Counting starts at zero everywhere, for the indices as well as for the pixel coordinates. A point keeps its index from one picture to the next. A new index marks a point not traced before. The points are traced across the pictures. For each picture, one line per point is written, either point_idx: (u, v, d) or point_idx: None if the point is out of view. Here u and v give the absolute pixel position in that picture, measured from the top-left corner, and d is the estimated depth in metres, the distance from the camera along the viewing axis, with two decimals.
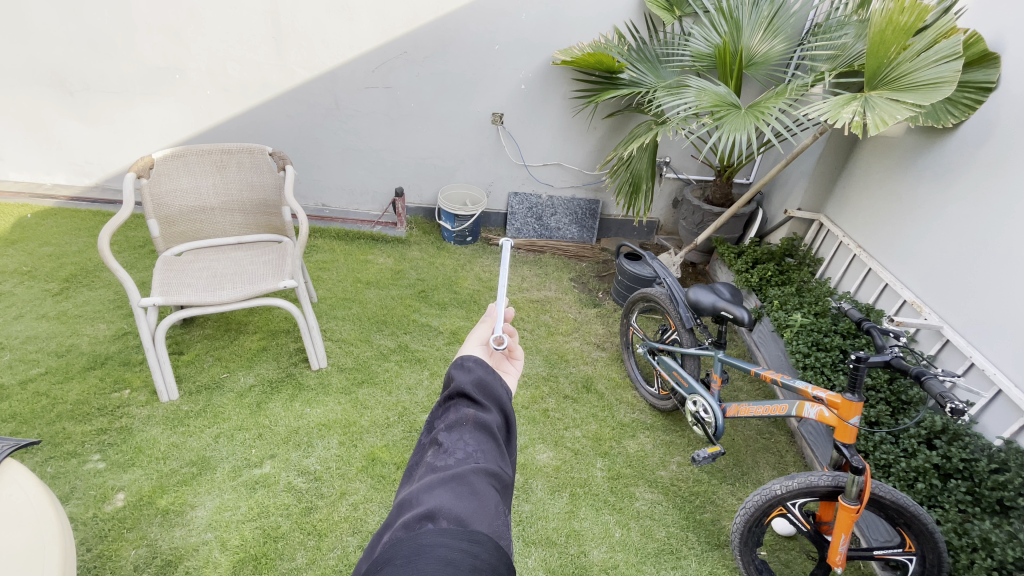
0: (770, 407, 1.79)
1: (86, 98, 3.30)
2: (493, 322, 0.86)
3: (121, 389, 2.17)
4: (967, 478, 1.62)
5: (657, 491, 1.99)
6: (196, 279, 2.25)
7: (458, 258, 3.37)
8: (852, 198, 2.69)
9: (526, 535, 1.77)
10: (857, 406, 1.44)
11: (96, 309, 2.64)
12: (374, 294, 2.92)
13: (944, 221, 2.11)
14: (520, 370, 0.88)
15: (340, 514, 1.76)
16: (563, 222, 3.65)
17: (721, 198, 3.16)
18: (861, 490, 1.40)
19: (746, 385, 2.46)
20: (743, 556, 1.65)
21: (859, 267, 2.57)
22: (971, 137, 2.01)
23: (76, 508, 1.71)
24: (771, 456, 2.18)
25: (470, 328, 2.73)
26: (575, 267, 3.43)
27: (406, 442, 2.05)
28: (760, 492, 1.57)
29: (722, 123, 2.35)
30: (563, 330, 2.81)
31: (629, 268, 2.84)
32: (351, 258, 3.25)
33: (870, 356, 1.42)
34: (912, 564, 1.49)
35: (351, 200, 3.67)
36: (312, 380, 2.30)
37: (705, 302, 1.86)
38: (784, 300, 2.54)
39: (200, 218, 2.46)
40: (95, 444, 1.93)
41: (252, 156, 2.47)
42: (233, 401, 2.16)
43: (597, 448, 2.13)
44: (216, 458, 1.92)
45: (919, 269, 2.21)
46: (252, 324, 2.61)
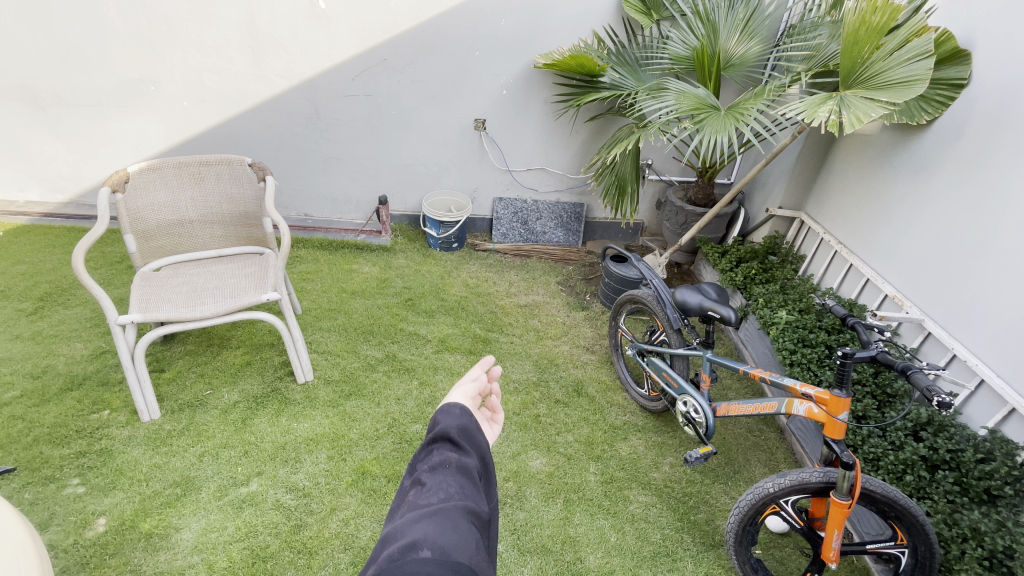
0: (760, 406, 1.78)
1: (58, 112, 3.22)
2: (486, 379, 0.87)
3: (100, 410, 2.11)
4: (954, 469, 1.65)
5: (651, 494, 1.98)
6: (176, 294, 2.19)
7: (444, 265, 3.35)
8: (832, 196, 2.74)
9: (521, 544, 1.75)
10: (845, 401, 1.45)
11: (72, 328, 2.56)
12: (361, 304, 2.88)
13: (921, 218, 2.15)
14: (498, 430, 0.88)
15: (331, 530, 1.72)
16: (548, 226, 3.65)
17: (704, 198, 3.19)
18: (852, 484, 1.40)
19: (735, 383, 2.48)
20: (739, 556, 1.64)
21: (840, 262, 2.61)
22: (945, 134, 2.06)
23: (56, 535, 1.64)
24: (762, 453, 2.20)
25: (458, 336, 2.71)
26: (562, 271, 3.43)
27: (396, 453, 2.02)
28: (753, 491, 1.57)
29: (702, 124, 2.36)
30: (552, 334, 2.80)
31: (616, 270, 2.85)
32: (336, 267, 3.21)
33: (855, 352, 1.42)
34: (904, 557, 1.49)
35: (334, 209, 3.63)
36: (299, 394, 2.25)
37: (691, 303, 1.85)
38: (769, 297, 2.58)
39: (180, 232, 2.41)
40: (74, 468, 1.86)
41: (231, 167, 2.43)
42: (217, 419, 2.10)
43: (590, 452, 2.13)
44: (200, 477, 1.86)
45: (899, 264, 2.26)
46: (235, 338, 2.57)
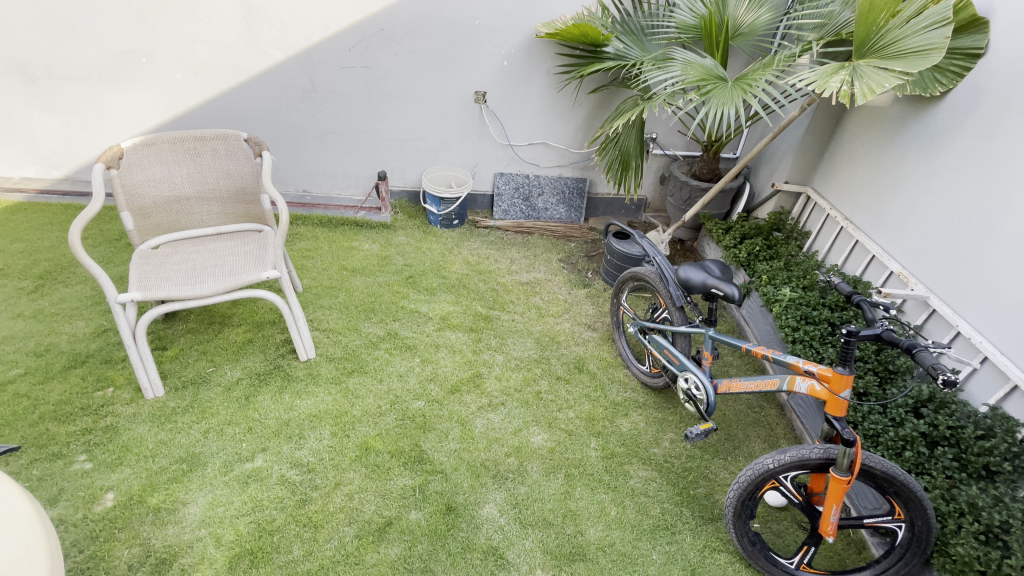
0: (762, 383, 1.78)
1: (50, 87, 3.15)
2: None
3: (104, 387, 2.12)
4: (954, 445, 1.66)
5: (651, 469, 2.00)
6: (175, 272, 2.17)
7: (445, 242, 3.32)
8: (839, 171, 2.69)
9: (523, 517, 1.78)
10: (848, 379, 1.44)
11: (73, 307, 2.56)
12: (361, 282, 2.86)
13: (931, 193, 2.11)
14: None
15: (335, 505, 1.75)
16: (550, 202, 3.60)
17: (708, 173, 3.14)
18: (852, 461, 1.41)
19: (736, 360, 2.49)
20: (737, 529, 1.66)
21: (846, 238, 2.57)
22: (958, 107, 2.00)
23: (65, 510, 1.66)
24: (762, 429, 2.21)
25: (460, 314, 2.70)
26: (563, 248, 3.40)
27: (399, 430, 2.04)
28: (753, 467, 1.58)
29: (708, 96, 2.30)
30: (553, 312, 2.79)
31: (618, 247, 2.82)
32: (336, 245, 3.19)
33: (860, 330, 1.40)
34: (902, 531, 1.50)
35: (332, 185, 3.57)
36: (301, 372, 2.26)
37: (694, 280, 1.83)
38: (772, 274, 2.56)
39: (177, 209, 2.38)
40: (81, 444, 1.88)
41: (226, 143, 2.38)
42: (220, 396, 2.12)
43: (591, 428, 2.14)
44: (206, 454, 1.88)
45: (905, 240, 2.23)
46: (237, 316, 2.57)
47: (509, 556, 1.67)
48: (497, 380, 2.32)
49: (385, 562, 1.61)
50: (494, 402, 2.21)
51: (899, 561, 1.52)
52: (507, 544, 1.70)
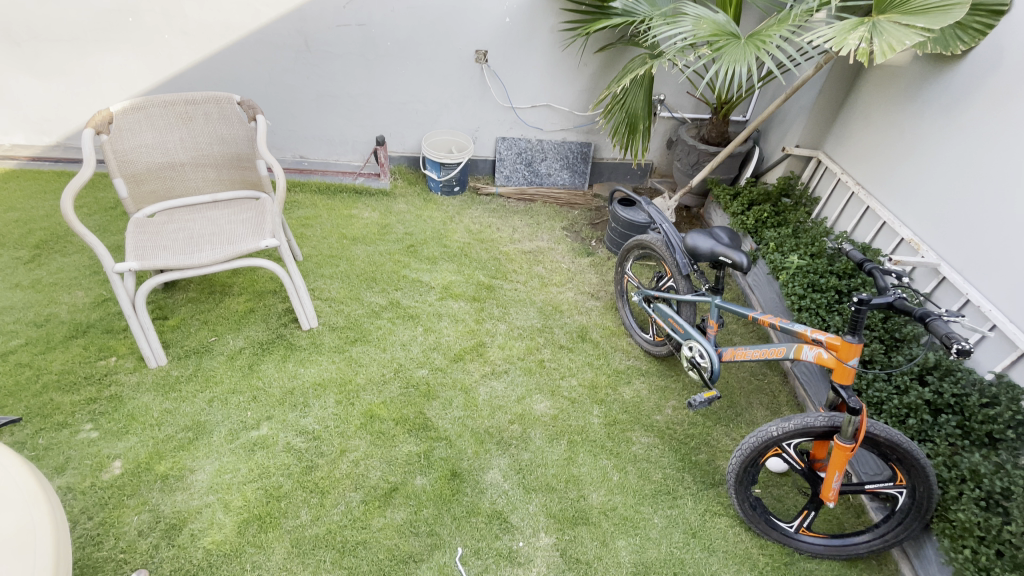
0: (768, 351, 1.77)
1: (35, 48, 3.03)
2: None
3: (107, 357, 2.12)
4: (957, 412, 1.67)
5: (653, 435, 2.02)
6: (172, 240, 2.13)
7: (446, 210, 3.26)
8: (852, 134, 2.60)
9: (527, 483, 1.80)
10: (857, 347, 1.43)
11: (71, 276, 2.53)
12: (362, 251, 2.82)
13: (947, 157, 2.04)
14: None
15: (341, 471, 1.77)
16: (553, 167, 3.52)
17: (717, 137, 3.05)
18: (856, 429, 1.41)
19: (740, 328, 2.47)
20: (738, 495, 1.67)
21: (856, 205, 2.52)
22: (980, 66, 1.91)
23: (73, 478, 1.68)
24: (764, 396, 2.22)
25: (462, 284, 2.67)
26: (567, 215, 3.34)
27: (403, 398, 2.04)
28: (757, 434, 1.58)
29: (720, 54, 2.20)
30: (556, 281, 2.76)
31: (623, 214, 2.77)
32: (335, 212, 3.13)
33: (872, 298, 1.37)
34: (902, 497, 1.51)
35: (330, 151, 3.48)
36: (304, 341, 2.26)
37: (702, 248, 1.79)
38: (780, 242, 2.52)
39: (171, 175, 2.32)
40: (86, 413, 1.89)
41: (219, 106, 2.30)
42: (224, 365, 2.12)
43: (594, 396, 2.15)
44: (211, 422, 1.89)
45: (918, 206, 2.17)
46: (237, 285, 2.54)
47: (513, 520, 1.70)
48: (500, 349, 2.32)
49: (392, 527, 1.63)
50: (497, 370, 2.21)
51: (899, 526, 1.54)
52: (511, 508, 1.73)
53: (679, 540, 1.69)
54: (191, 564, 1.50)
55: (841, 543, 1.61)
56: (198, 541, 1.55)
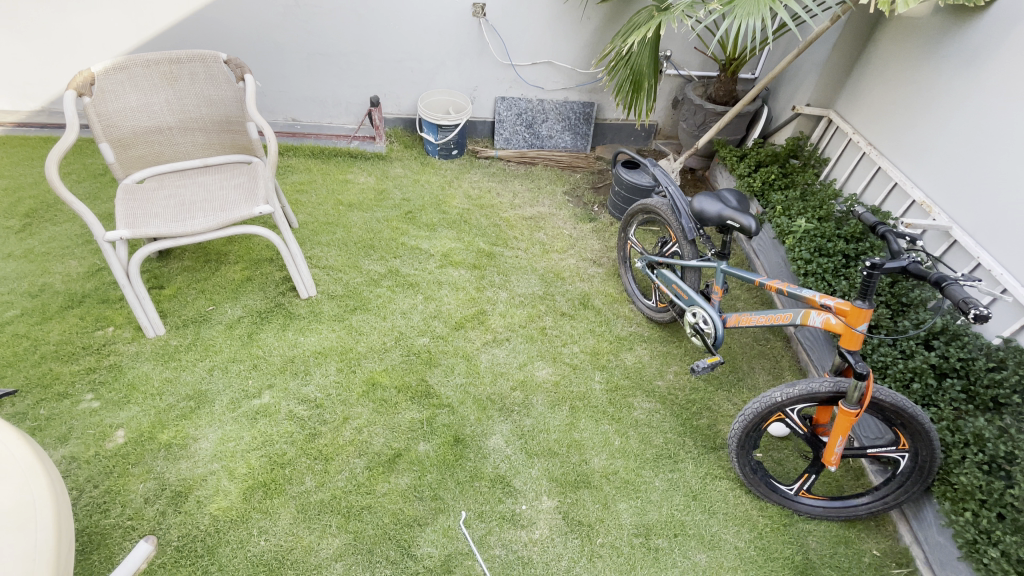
0: (773, 317, 1.74)
1: (11, 5, 2.86)
2: None
3: (104, 327, 2.10)
4: (963, 377, 1.66)
5: (655, 400, 2.02)
6: (163, 207, 2.07)
7: (444, 175, 3.18)
8: (866, 91, 2.49)
9: (529, 448, 1.81)
10: (867, 312, 1.39)
11: (63, 246, 2.48)
12: (359, 217, 2.76)
13: (966, 115, 1.96)
14: None
15: (345, 438, 1.77)
16: (554, 129, 3.40)
17: (725, 96, 2.95)
18: (862, 394, 1.40)
19: (744, 294, 2.44)
20: (740, 459, 1.68)
21: (867, 166, 2.44)
22: (1006, 16, 1.81)
23: (77, 447, 1.69)
24: (767, 361, 2.21)
25: (462, 251, 2.62)
26: (568, 179, 3.26)
27: (404, 365, 2.03)
28: (760, 400, 1.57)
29: (731, 6, 2.08)
30: (557, 247, 2.71)
31: (627, 178, 2.69)
32: (330, 177, 3.05)
33: (886, 262, 1.33)
34: (904, 461, 1.52)
35: (323, 113, 3.37)
36: (303, 309, 2.23)
37: (709, 211, 1.74)
38: (787, 205, 2.46)
39: (159, 140, 2.24)
40: (86, 383, 1.89)
41: (205, 65, 2.19)
42: (223, 334, 2.10)
43: (595, 362, 2.14)
44: (212, 391, 1.89)
45: (931, 167, 2.10)
46: (232, 253, 2.49)
47: (516, 483, 1.71)
48: (501, 316, 2.29)
49: (396, 492, 1.65)
50: (499, 337, 2.20)
51: (899, 488, 1.55)
52: (514, 473, 1.74)
53: (679, 503, 1.71)
54: (198, 530, 1.52)
55: (841, 505, 1.63)
56: (205, 507, 1.57)
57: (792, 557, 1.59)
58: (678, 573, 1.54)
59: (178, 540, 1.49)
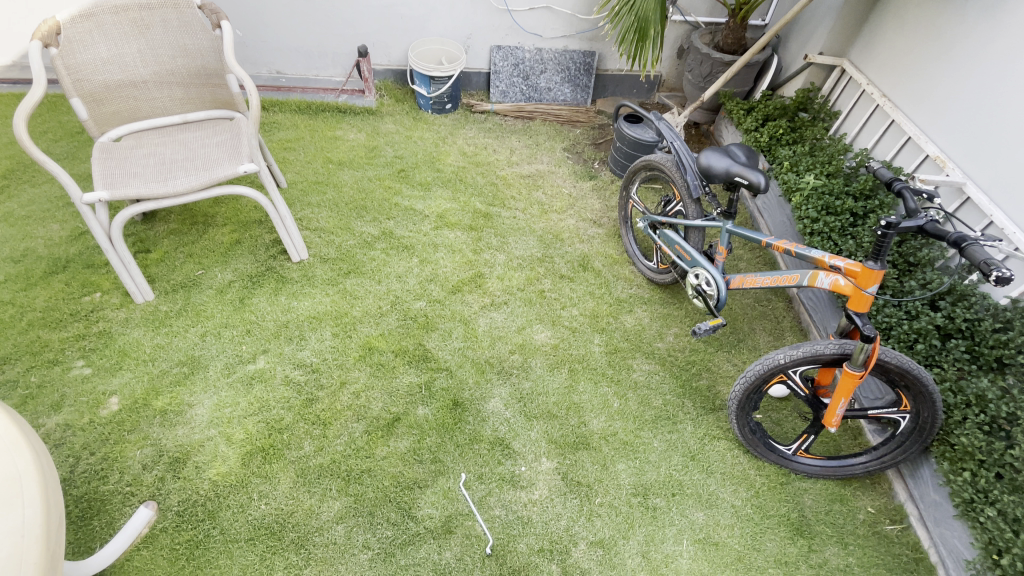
0: (779, 279, 1.69)
1: None
2: None
3: (91, 293, 2.04)
4: (967, 337, 1.63)
5: (655, 362, 2.00)
6: (143, 167, 1.97)
7: (438, 130, 3.04)
8: (884, 38, 2.35)
9: (528, 411, 1.81)
10: (878, 274, 1.35)
11: (43, 208, 2.39)
12: (349, 176, 2.66)
13: (990, 61, 1.85)
14: None
15: (342, 403, 1.76)
16: (553, 81, 3.24)
17: (734, 44, 2.81)
18: (868, 356, 1.37)
19: (747, 254, 2.39)
20: (739, 420, 1.68)
21: (880, 119, 2.33)
22: None
23: (71, 415, 1.67)
24: (768, 322, 2.18)
25: (458, 212, 2.54)
26: (567, 134, 3.13)
27: (401, 330, 2.00)
28: (762, 362, 1.55)
29: None
30: (556, 207, 2.63)
31: (629, 133, 2.58)
32: (318, 134, 2.91)
33: (902, 222, 1.27)
34: (905, 422, 1.52)
35: (308, 65, 3.19)
36: (295, 273, 2.17)
37: (717, 168, 1.66)
38: (795, 161, 2.37)
39: (134, 95, 2.11)
40: (76, 350, 1.85)
41: (178, 12, 2.06)
42: (214, 299, 2.05)
43: (595, 325, 2.11)
44: (206, 356, 1.86)
45: (949, 120, 2.00)
46: (220, 215, 2.41)
47: (515, 446, 1.71)
48: (499, 279, 2.24)
49: (396, 455, 1.65)
50: (497, 301, 2.15)
51: (897, 448, 1.56)
52: (513, 435, 1.74)
53: (678, 463, 1.71)
54: (198, 495, 1.52)
55: (838, 464, 1.64)
56: (204, 472, 1.56)
57: (788, 514, 1.60)
58: (675, 530, 1.56)
59: (178, 505, 1.49)
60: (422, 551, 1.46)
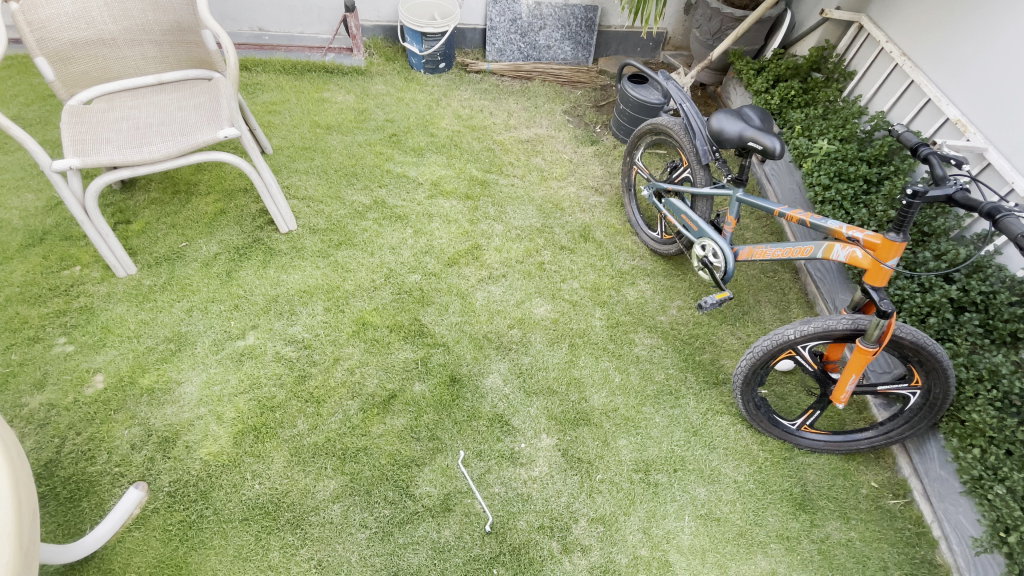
0: (791, 250, 1.62)
1: None
2: None
3: (70, 267, 1.95)
4: (981, 310, 1.58)
5: (657, 336, 1.95)
6: (116, 132, 1.84)
7: (431, 92, 2.89)
8: None
9: (527, 386, 1.76)
10: (899, 246, 1.28)
11: (16, 177, 2.26)
12: (338, 141, 2.53)
13: (1022, 16, 1.71)
14: None
15: (336, 379, 1.71)
16: (553, 38, 3.07)
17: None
18: (883, 332, 1.32)
19: (754, 224, 2.30)
20: (744, 396, 1.64)
21: (898, 80, 2.20)
22: None
23: (54, 394, 1.61)
24: (774, 294, 2.12)
25: (453, 179, 2.43)
26: (568, 96, 2.98)
27: (396, 304, 1.93)
28: (771, 337, 1.50)
29: None
30: (556, 174, 2.52)
31: (634, 95, 2.45)
32: (304, 96, 2.76)
33: (930, 190, 1.19)
34: (915, 397, 1.48)
35: (293, 21, 3.00)
36: (284, 245, 2.08)
37: (729, 132, 1.55)
38: (808, 125, 2.26)
39: (103, 53, 1.95)
40: (58, 327, 1.78)
41: None
42: (199, 272, 1.96)
43: (596, 298, 2.04)
44: (193, 332, 1.79)
45: (973, 80, 1.87)
46: (203, 184, 2.29)
47: (514, 422, 1.68)
48: (497, 251, 2.16)
49: (392, 433, 1.61)
50: (495, 274, 2.08)
51: (905, 424, 1.53)
52: (512, 412, 1.70)
53: (680, 439, 1.68)
54: (189, 475, 1.48)
55: (843, 440, 1.61)
56: (194, 452, 1.52)
57: (790, 489, 1.58)
58: (677, 506, 1.54)
59: (170, 486, 1.46)
60: (420, 529, 1.44)
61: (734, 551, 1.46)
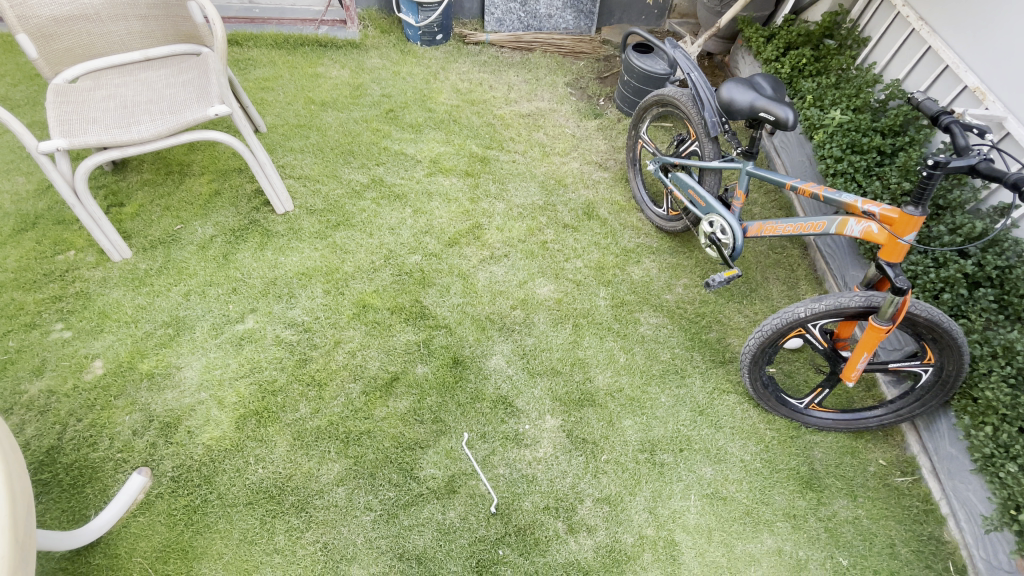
0: (803, 226, 1.57)
1: None
2: None
3: (65, 251, 1.92)
4: (997, 285, 1.53)
5: (663, 315, 1.92)
6: (102, 111, 1.78)
7: (428, 65, 2.80)
8: None
9: (531, 367, 1.74)
10: (918, 220, 1.23)
11: (6, 160, 2.21)
12: (334, 118, 2.46)
13: None
14: None
15: (337, 362, 1.69)
16: (554, 6, 2.95)
17: None
18: (897, 309, 1.28)
19: (762, 198, 2.24)
20: (751, 375, 1.61)
21: (914, 46, 2.10)
22: None
23: (53, 380, 1.60)
24: (782, 271, 2.08)
25: (453, 156, 2.36)
26: (570, 68, 2.88)
27: (396, 286, 1.90)
28: (781, 315, 1.46)
29: None
30: (559, 149, 2.45)
31: (639, 65, 2.36)
32: (298, 71, 2.67)
33: (952, 160, 1.13)
34: (926, 375, 1.45)
35: None
36: (281, 226, 2.04)
37: (740, 102, 1.49)
38: (819, 95, 2.18)
39: (87, 28, 1.87)
40: (54, 313, 1.75)
41: None
42: (196, 255, 1.93)
43: (600, 277, 2.00)
44: (191, 317, 1.76)
45: (993, 45, 1.78)
46: (196, 164, 2.24)
47: (518, 404, 1.66)
48: (498, 230, 2.11)
49: (395, 416, 1.59)
50: (496, 253, 2.04)
51: (916, 402, 1.50)
52: (516, 393, 1.68)
53: (686, 419, 1.66)
54: (192, 460, 1.47)
55: (852, 418, 1.59)
56: (197, 437, 1.51)
57: (797, 468, 1.57)
58: (683, 486, 1.53)
59: (173, 471, 1.45)
60: (425, 511, 1.43)
61: (740, 530, 1.46)
